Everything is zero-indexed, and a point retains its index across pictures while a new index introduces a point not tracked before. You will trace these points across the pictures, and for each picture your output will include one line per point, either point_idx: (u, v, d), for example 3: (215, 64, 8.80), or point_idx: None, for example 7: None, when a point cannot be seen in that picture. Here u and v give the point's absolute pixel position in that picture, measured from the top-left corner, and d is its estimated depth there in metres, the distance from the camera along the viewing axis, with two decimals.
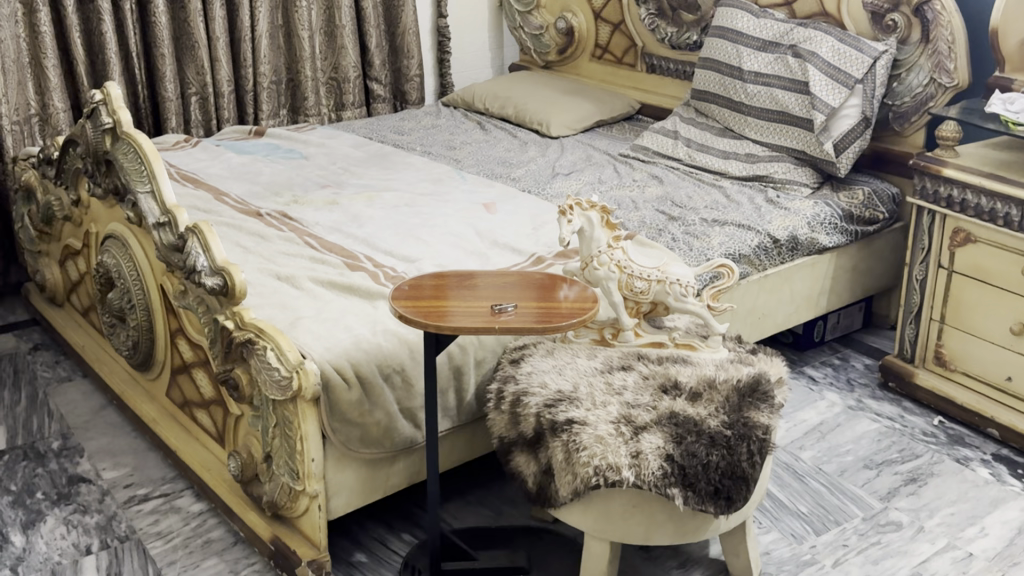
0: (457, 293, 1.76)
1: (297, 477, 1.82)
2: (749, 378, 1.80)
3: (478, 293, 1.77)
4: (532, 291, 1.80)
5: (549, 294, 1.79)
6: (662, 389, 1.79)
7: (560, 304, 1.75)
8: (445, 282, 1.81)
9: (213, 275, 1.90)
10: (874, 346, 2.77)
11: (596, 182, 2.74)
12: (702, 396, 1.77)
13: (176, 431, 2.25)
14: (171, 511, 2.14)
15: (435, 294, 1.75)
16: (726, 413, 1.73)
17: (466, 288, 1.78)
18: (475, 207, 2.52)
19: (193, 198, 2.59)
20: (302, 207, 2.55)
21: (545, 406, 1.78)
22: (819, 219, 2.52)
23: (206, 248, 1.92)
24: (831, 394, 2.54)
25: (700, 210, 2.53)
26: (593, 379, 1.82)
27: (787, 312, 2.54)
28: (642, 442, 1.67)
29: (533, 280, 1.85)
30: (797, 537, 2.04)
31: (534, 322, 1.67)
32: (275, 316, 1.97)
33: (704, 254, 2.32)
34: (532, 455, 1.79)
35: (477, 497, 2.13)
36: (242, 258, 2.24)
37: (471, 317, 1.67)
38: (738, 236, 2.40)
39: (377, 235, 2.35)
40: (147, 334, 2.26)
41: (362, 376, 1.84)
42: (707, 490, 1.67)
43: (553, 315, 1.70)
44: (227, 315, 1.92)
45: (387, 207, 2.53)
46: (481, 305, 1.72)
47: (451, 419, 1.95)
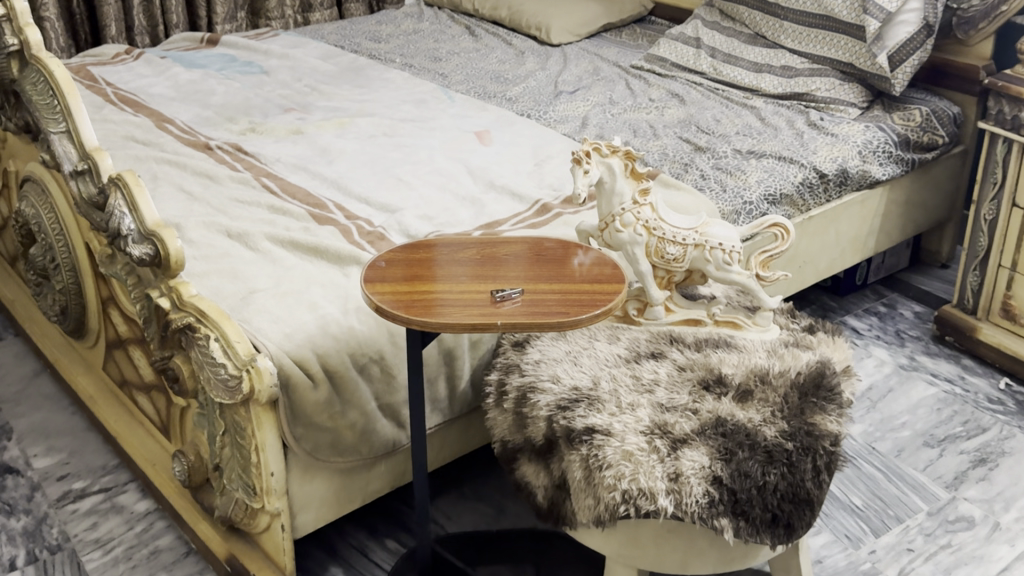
0: (446, 271, 1.39)
1: (253, 493, 1.48)
2: (811, 369, 1.46)
3: (471, 270, 1.39)
4: (540, 265, 1.41)
5: (562, 266, 1.41)
6: (702, 386, 1.44)
7: (575, 280, 1.37)
8: (433, 254, 1.43)
9: (141, 242, 1.55)
10: (924, 289, 2.43)
11: (607, 103, 2.35)
12: (754, 395, 1.42)
13: (118, 412, 1.91)
14: (112, 511, 1.81)
15: (419, 273, 1.38)
16: (785, 420, 1.38)
17: (457, 264, 1.41)
18: (466, 137, 2.14)
19: (132, 127, 2.19)
20: (260, 137, 2.16)
21: (559, 408, 1.43)
22: (871, 146, 2.14)
23: (133, 207, 1.57)
24: (878, 351, 2.21)
25: (731, 137, 2.16)
26: (616, 371, 1.48)
27: (831, 257, 2.18)
28: (681, 461, 1.33)
29: (539, 247, 1.47)
30: (853, 539, 1.72)
31: (543, 312, 1.29)
32: (224, 289, 1.61)
33: (739, 197, 1.95)
34: (542, 465, 1.45)
35: (474, 491, 1.81)
36: (186, 208, 1.86)
37: (463, 309, 1.29)
38: (778, 171, 2.03)
39: (350, 175, 1.97)
40: (76, 298, 1.90)
41: (330, 370, 1.48)
42: (763, 518, 1.33)
43: (569, 301, 1.32)
44: (163, 291, 1.57)
45: (362, 138, 2.14)
46: (475, 289, 1.34)
47: (441, 414, 1.60)
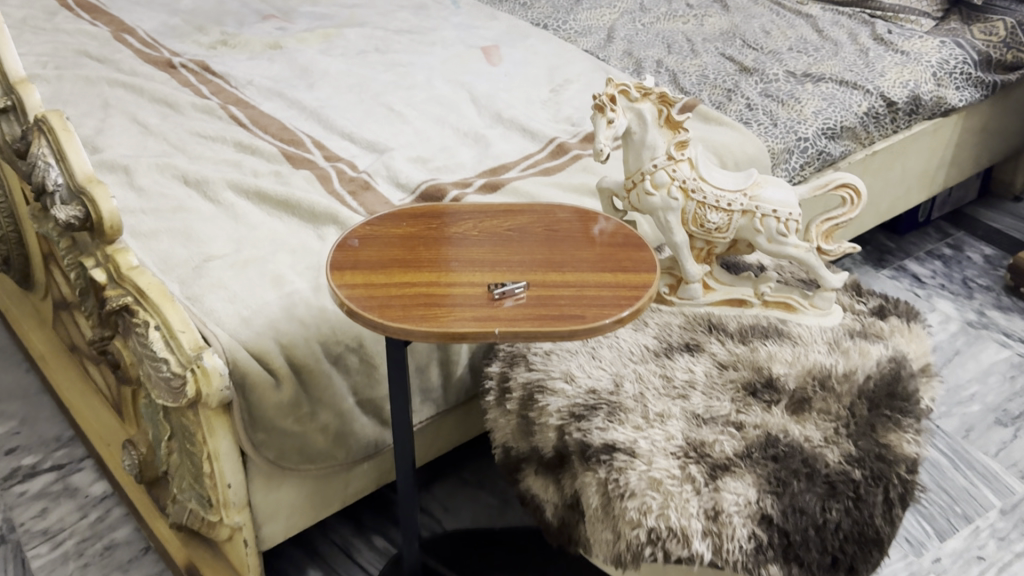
0: (434, 253, 1.11)
1: (209, 506, 1.25)
2: (882, 372, 1.20)
3: (464, 252, 1.12)
4: (551, 243, 1.14)
5: (578, 245, 1.13)
6: (747, 390, 1.18)
7: (595, 267, 1.10)
8: (419, 226, 1.15)
9: (70, 200, 1.28)
10: (994, 228, 2.14)
11: (637, 11, 2.04)
12: (812, 405, 1.16)
13: (70, 375, 1.67)
14: (65, 495, 1.59)
15: (398, 257, 1.10)
16: (852, 440, 1.13)
17: (447, 242, 1.13)
18: (472, 54, 1.85)
19: (86, 38, 1.90)
20: (232, 53, 1.87)
21: (572, 417, 1.18)
22: (947, 67, 1.82)
23: (60, 156, 1.29)
24: (943, 305, 1.93)
25: (783, 53, 1.86)
26: (643, 369, 1.22)
27: (894, 196, 1.89)
28: (722, 491, 1.07)
29: (550, 217, 1.18)
30: (914, 545, 1.48)
31: (552, 316, 1.03)
32: (175, 253, 1.35)
33: (793, 131, 1.66)
34: (552, 481, 1.20)
35: (476, 476, 1.59)
36: (139, 145, 1.58)
37: (452, 310, 1.03)
38: (840, 99, 1.73)
39: (333, 104, 1.69)
40: (17, 248, 1.64)
41: (298, 363, 1.23)
42: (822, 563, 1.08)
43: (585, 298, 1.05)
44: (98, 260, 1.30)
45: (350, 55, 1.85)
46: (469, 280, 1.07)
47: (433, 404, 1.35)
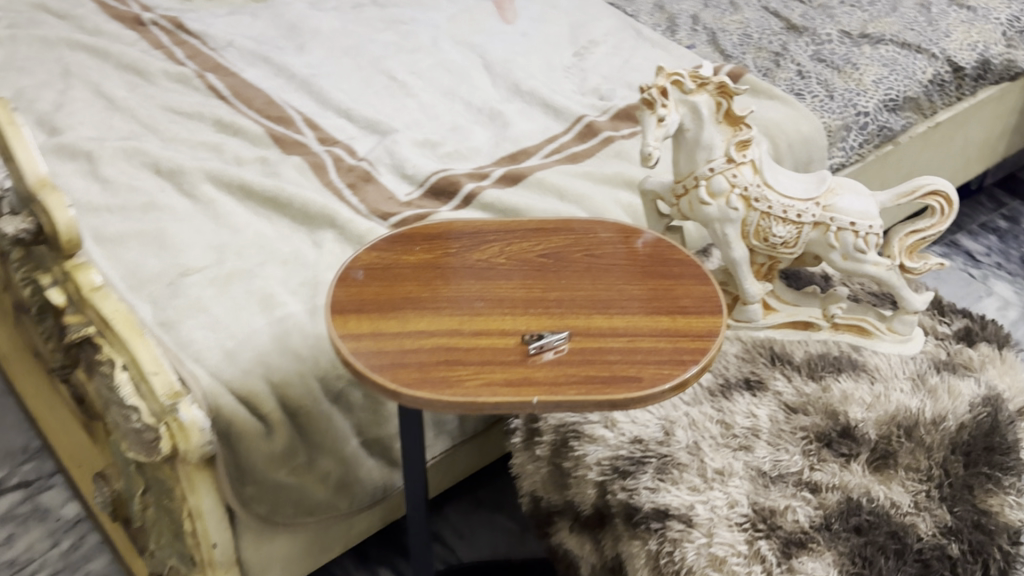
0: (454, 289, 0.93)
1: (191, 565, 1.07)
2: (977, 418, 1.03)
3: (490, 288, 0.93)
4: (593, 276, 0.95)
5: (627, 278, 0.95)
6: (821, 441, 1.01)
7: (648, 308, 0.91)
8: (436, 253, 0.96)
9: (22, 207, 1.08)
10: None
11: None
12: (897, 461, 0.99)
13: (34, 381, 1.49)
14: (34, 518, 1.43)
15: (412, 295, 0.92)
16: (946, 507, 0.96)
17: (469, 274, 0.94)
18: (484, 11, 1.64)
19: None
20: (211, 8, 1.65)
21: (616, 471, 1.01)
22: (1016, 26, 1.64)
23: (7, 153, 1.09)
24: (1002, 289, 1.74)
25: (835, 9, 1.68)
26: (697, 412, 1.04)
27: (953, 169, 1.70)
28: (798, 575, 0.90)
29: (591, 239, 0.99)
30: None
31: (601, 377, 0.84)
32: (147, 264, 1.16)
33: (852, 104, 1.46)
34: (590, 540, 1.04)
35: (493, 497, 1.43)
36: (105, 123, 1.37)
37: (479, 369, 0.85)
38: (901, 65, 1.52)
39: (326, 72, 1.48)
40: None
41: (293, 404, 1.05)
42: None
43: (640, 352, 0.87)
44: (56, 276, 1.11)
45: (346, 12, 1.64)
46: (498, 328, 0.89)
47: (448, 438, 1.18)
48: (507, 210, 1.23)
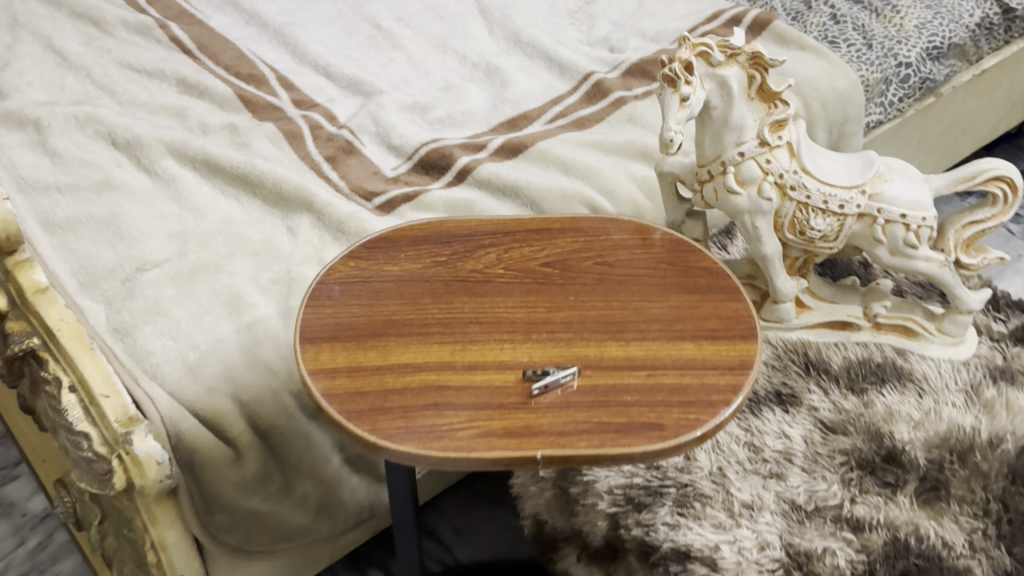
0: (444, 310, 0.80)
1: None
2: None
3: (486, 308, 0.80)
4: (606, 290, 0.82)
5: (645, 292, 0.81)
6: (863, 468, 0.89)
7: (670, 333, 0.78)
8: (423, 264, 0.83)
9: None
10: None
11: None
12: (948, 493, 0.87)
13: None
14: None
15: (395, 318, 0.79)
16: (1004, 549, 0.84)
17: (462, 289, 0.81)
18: None
19: None
20: None
21: (631, 501, 0.89)
22: None
23: None
24: None
25: None
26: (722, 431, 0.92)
27: (996, 119, 1.55)
28: None
29: (603, 242, 0.86)
30: None
31: (617, 423, 0.72)
32: (100, 255, 1.02)
33: (892, 54, 1.30)
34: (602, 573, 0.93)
35: (493, 489, 1.32)
36: (56, 83, 1.23)
37: (473, 414, 0.72)
38: (947, 7, 1.36)
39: (303, 21, 1.33)
40: None
41: (265, 424, 0.93)
42: None
43: (662, 391, 0.74)
44: None
45: None
46: (496, 360, 0.76)
47: None
48: (506, 188, 1.09)
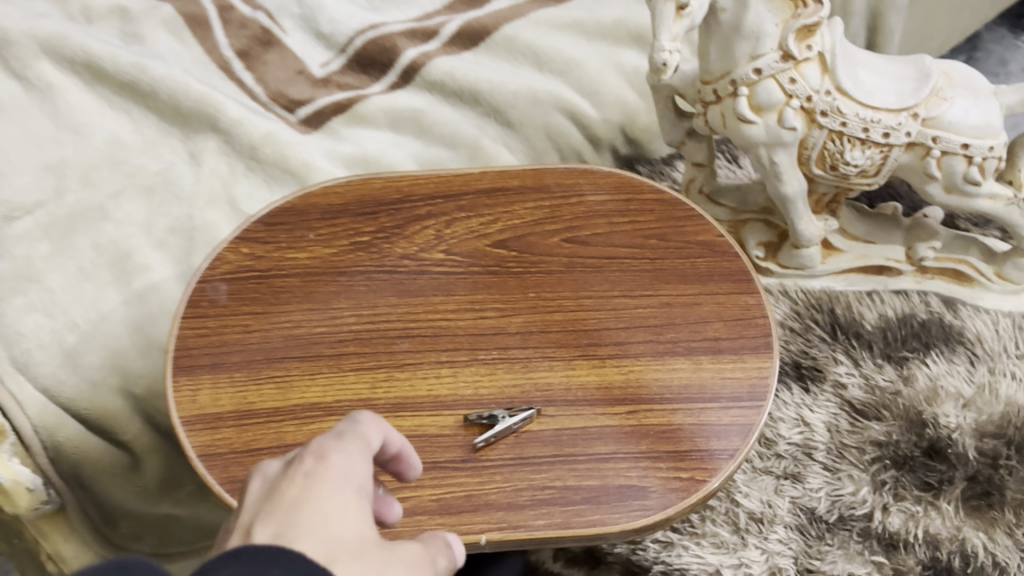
0: (364, 318, 0.61)
1: None
2: None
3: (420, 315, 0.61)
4: (577, 282, 0.62)
5: (628, 284, 0.62)
6: (899, 464, 0.73)
7: (659, 347, 0.60)
8: (339, 248, 0.64)
9: None
10: None
11: None
12: (1004, 496, 0.72)
13: None
14: None
15: (300, 334, 0.60)
16: None
17: (388, 287, 0.62)
18: None
19: None
20: None
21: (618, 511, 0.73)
22: None
23: None
24: None
25: None
26: None
27: None
28: None
29: (575, 209, 0.66)
30: None
31: (584, 489, 0.55)
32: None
33: None
34: None
35: None
36: None
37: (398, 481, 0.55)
38: None
39: None
40: None
41: (167, 420, 0.76)
42: None
43: (646, 438, 0.57)
44: None
45: None
46: (430, 396, 0.58)
47: None
48: (463, 91, 0.88)
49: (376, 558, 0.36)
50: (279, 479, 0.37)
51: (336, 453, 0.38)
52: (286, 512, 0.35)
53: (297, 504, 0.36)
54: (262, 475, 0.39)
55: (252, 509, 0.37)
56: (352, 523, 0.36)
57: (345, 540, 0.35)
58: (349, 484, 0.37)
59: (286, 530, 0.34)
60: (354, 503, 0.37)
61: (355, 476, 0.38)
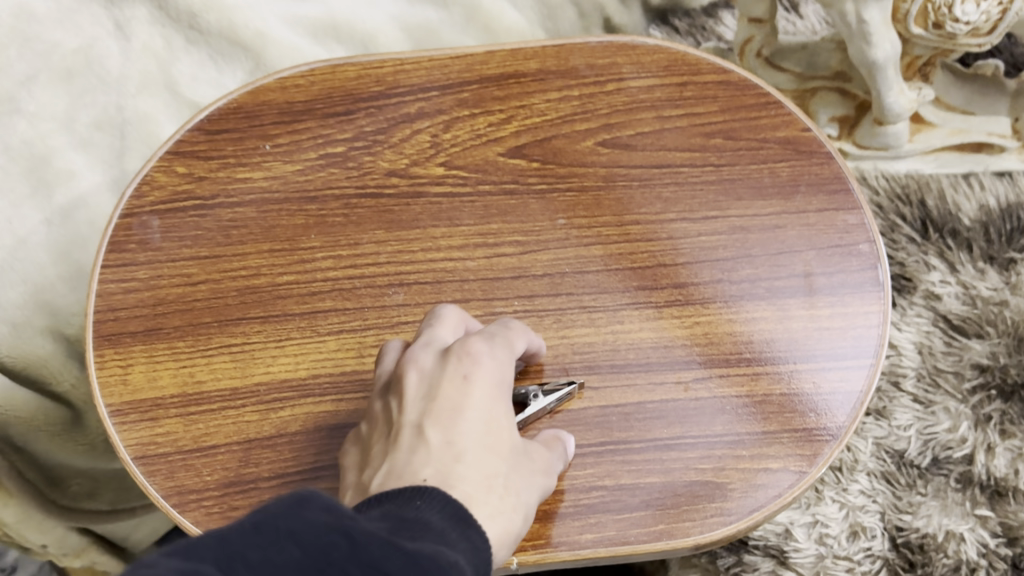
0: (344, 261, 0.46)
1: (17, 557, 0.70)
2: None
3: (416, 254, 0.46)
4: (620, 201, 0.48)
5: (688, 202, 0.48)
6: (1005, 392, 0.60)
7: (732, 288, 0.46)
8: (306, 164, 0.48)
9: None
10: None
11: None
12: None
13: None
14: None
15: (261, 286, 0.46)
16: None
17: (374, 216, 0.47)
18: None
19: None
20: None
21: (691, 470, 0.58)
22: None
23: None
24: None
25: None
26: None
27: None
28: None
29: (612, 98, 0.50)
30: None
31: (644, 489, 0.42)
32: None
33: None
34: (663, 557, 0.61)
35: None
36: None
37: None
38: None
39: None
40: None
41: None
42: None
43: (719, 417, 0.43)
44: None
45: None
46: None
47: None
48: None
49: (521, 469, 0.36)
50: (438, 374, 0.35)
51: (488, 356, 0.36)
52: (451, 419, 0.34)
53: (465, 413, 0.34)
54: (415, 363, 0.36)
55: (411, 404, 0.35)
56: (506, 433, 0.35)
57: (503, 454, 0.35)
58: (501, 392, 0.36)
59: (457, 439, 0.33)
60: (507, 412, 0.36)
61: (505, 385, 0.36)
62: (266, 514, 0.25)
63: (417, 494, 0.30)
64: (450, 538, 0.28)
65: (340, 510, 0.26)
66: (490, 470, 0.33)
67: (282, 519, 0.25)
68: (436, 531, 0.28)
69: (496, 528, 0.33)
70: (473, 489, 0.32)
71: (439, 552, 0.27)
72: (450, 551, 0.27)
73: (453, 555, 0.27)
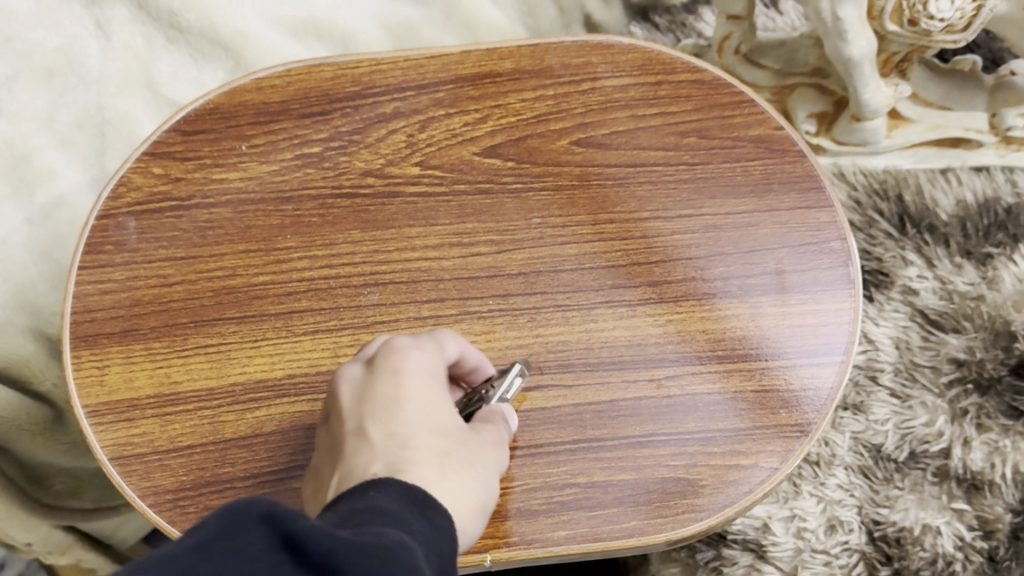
0: (320, 261, 0.47)
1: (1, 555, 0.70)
2: None
3: (392, 254, 0.47)
4: (594, 200, 0.48)
5: (661, 200, 0.48)
6: (980, 386, 0.61)
7: (705, 286, 0.46)
8: (282, 164, 0.49)
9: None
10: None
11: None
12: None
13: None
14: None
15: (237, 287, 0.46)
16: None
17: (349, 216, 0.48)
18: None
19: None
20: None
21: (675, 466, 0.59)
22: None
23: None
24: None
25: None
26: None
27: None
28: None
29: (587, 97, 0.51)
30: None
31: (616, 486, 0.42)
32: None
33: None
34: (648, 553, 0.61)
35: None
36: None
37: None
38: None
39: None
40: None
41: None
42: None
43: (691, 414, 0.43)
44: None
45: None
46: None
47: None
48: None
49: (473, 442, 0.36)
50: (368, 378, 0.36)
51: (414, 349, 0.37)
52: (387, 412, 0.34)
53: (401, 403, 0.34)
54: (346, 380, 0.37)
55: (349, 414, 0.35)
56: (449, 413, 0.35)
57: (451, 429, 0.35)
58: (435, 378, 0.36)
59: (397, 428, 0.33)
60: (445, 397, 0.36)
61: (436, 371, 0.37)
62: (212, 529, 0.24)
63: (370, 486, 0.30)
64: (409, 523, 0.28)
65: (286, 510, 0.24)
66: (442, 449, 0.33)
67: (230, 532, 0.23)
68: (390, 518, 0.27)
69: (460, 501, 0.33)
70: (426, 466, 0.32)
71: (401, 540, 0.26)
72: (401, 534, 0.27)
73: (411, 542, 0.26)
